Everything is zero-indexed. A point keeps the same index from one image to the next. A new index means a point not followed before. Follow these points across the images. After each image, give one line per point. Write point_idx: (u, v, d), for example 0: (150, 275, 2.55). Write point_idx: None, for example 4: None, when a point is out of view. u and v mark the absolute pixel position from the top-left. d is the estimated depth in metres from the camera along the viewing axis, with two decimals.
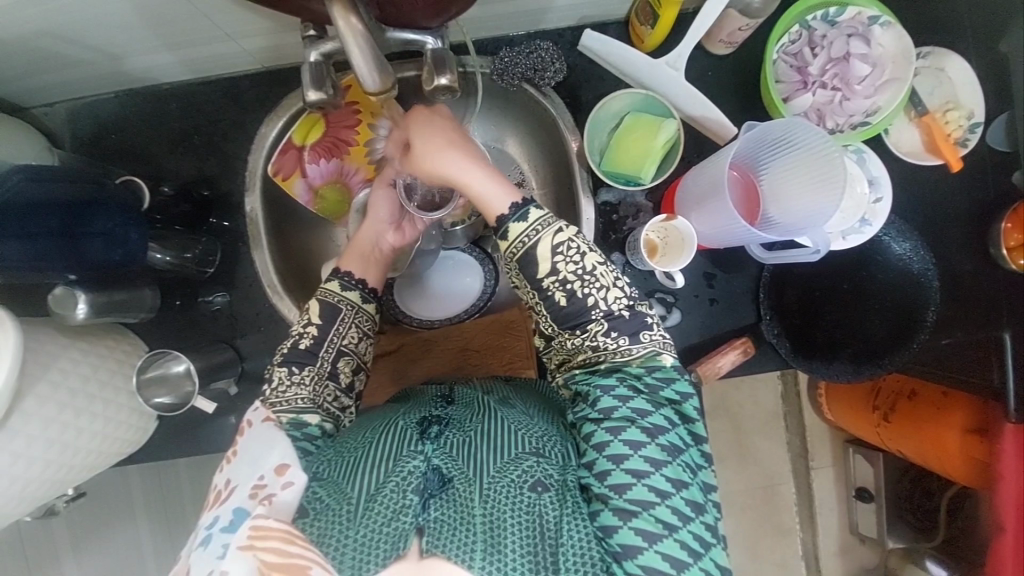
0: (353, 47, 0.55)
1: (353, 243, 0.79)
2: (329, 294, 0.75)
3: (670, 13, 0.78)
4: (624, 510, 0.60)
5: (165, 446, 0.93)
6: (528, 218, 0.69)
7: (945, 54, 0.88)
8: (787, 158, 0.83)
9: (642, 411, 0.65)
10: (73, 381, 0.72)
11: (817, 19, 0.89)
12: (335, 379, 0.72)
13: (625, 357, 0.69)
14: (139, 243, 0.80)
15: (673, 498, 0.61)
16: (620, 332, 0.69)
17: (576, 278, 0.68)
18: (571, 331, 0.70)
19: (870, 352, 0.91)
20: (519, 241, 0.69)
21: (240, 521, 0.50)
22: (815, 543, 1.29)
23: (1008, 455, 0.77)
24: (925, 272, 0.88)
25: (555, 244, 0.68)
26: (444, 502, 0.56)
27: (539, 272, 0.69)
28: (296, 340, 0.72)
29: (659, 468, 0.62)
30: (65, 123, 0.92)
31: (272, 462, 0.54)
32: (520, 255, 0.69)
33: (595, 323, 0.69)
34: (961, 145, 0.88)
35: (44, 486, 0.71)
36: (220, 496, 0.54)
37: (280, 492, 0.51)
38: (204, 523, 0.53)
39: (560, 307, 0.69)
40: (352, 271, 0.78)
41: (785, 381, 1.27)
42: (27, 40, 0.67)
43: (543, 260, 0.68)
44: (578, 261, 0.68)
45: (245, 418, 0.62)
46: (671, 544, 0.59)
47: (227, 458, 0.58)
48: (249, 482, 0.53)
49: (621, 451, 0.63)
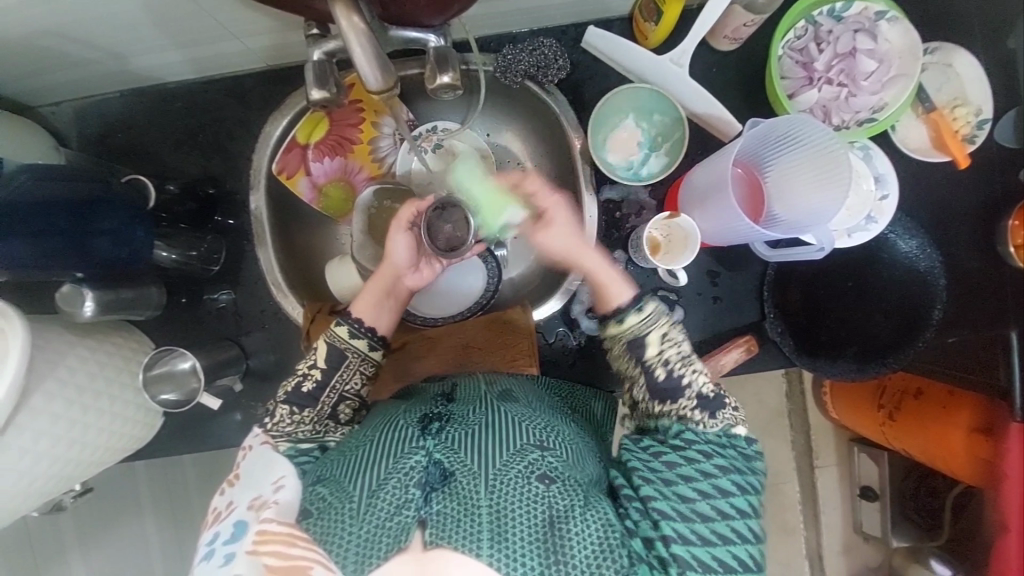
0: (356, 46, 0.56)
1: (370, 283, 0.79)
2: (337, 339, 0.74)
3: (675, 7, 0.77)
4: (686, 513, 0.62)
5: (171, 442, 0.94)
6: (645, 308, 0.71)
7: (954, 50, 0.87)
8: (800, 153, 0.82)
9: (721, 451, 0.66)
10: (79, 378, 0.73)
11: (823, 14, 0.88)
12: (334, 419, 0.74)
13: (700, 425, 0.67)
14: (144, 240, 0.82)
15: (736, 519, 0.63)
16: (705, 407, 0.68)
17: (679, 361, 0.70)
18: (662, 402, 0.70)
19: (874, 350, 0.90)
20: (635, 329, 0.71)
21: (243, 530, 0.54)
22: (820, 542, 1.28)
23: (1012, 455, 0.76)
24: (931, 270, 0.88)
25: (661, 333, 0.71)
26: (447, 496, 0.57)
27: (648, 352, 0.70)
28: (299, 381, 0.72)
29: (727, 495, 0.63)
30: (71, 121, 0.93)
31: (272, 479, 0.58)
32: (631, 339, 0.71)
33: (687, 399, 0.68)
34: (970, 141, 0.87)
35: (51, 481, 0.72)
36: (221, 515, 0.58)
37: (278, 495, 0.55)
38: (204, 539, 0.56)
39: (657, 381, 0.70)
40: (363, 318, 0.76)
41: (790, 380, 1.26)
42: (34, 41, 0.68)
43: (653, 345, 0.70)
44: (678, 346, 0.70)
45: (245, 443, 0.66)
46: (725, 552, 0.61)
47: (227, 480, 0.61)
48: (249, 498, 0.57)
49: (691, 472, 0.64)
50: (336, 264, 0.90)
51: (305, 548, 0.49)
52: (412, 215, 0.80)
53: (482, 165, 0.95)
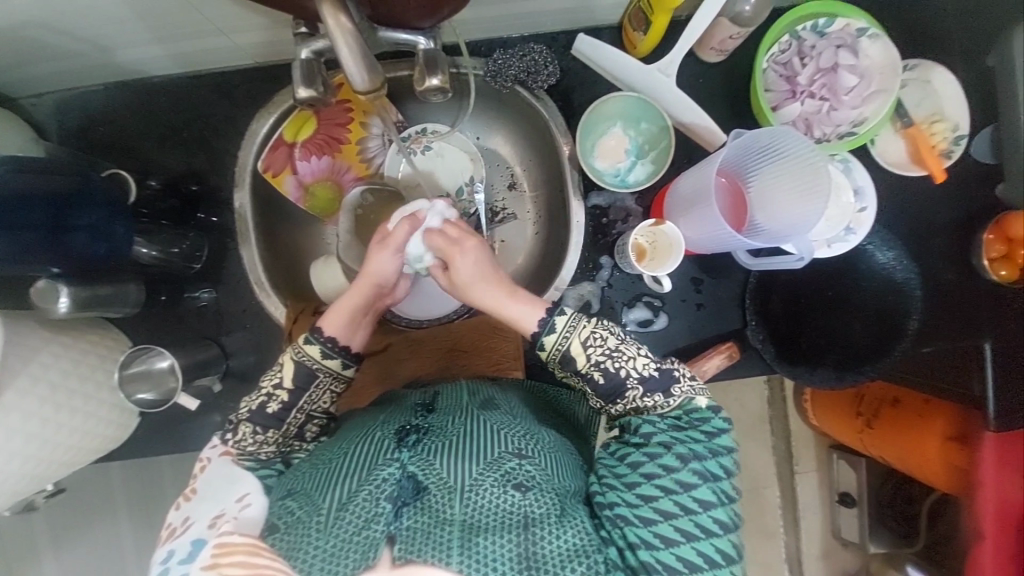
0: (342, 45, 0.56)
1: (343, 300, 0.73)
2: (307, 358, 0.71)
3: (662, 19, 0.78)
4: (647, 516, 0.62)
5: (149, 442, 0.92)
6: (555, 326, 0.70)
7: (931, 67, 0.89)
8: (775, 166, 0.84)
9: (682, 440, 0.66)
10: (53, 375, 0.71)
11: (806, 29, 0.91)
12: (300, 437, 0.74)
13: (657, 410, 0.70)
14: (124, 237, 0.79)
15: (700, 514, 0.63)
16: (654, 390, 0.70)
17: (607, 357, 0.69)
18: (612, 402, 0.71)
19: (853, 360, 0.92)
20: (556, 348, 0.70)
21: (200, 548, 0.58)
22: (798, 547, 1.29)
23: (986, 465, 0.78)
24: (908, 280, 0.90)
25: (585, 339, 0.70)
26: (418, 510, 0.56)
27: (579, 364, 0.70)
28: (263, 401, 0.70)
29: (689, 489, 0.64)
30: (52, 114, 0.91)
31: (232, 497, 0.64)
32: (559, 358, 0.71)
33: (633, 390, 0.70)
34: (946, 156, 0.89)
35: (22, 481, 0.70)
36: (176, 531, 0.62)
37: (241, 513, 0.61)
38: (160, 557, 0.60)
39: (600, 384, 0.70)
40: (336, 334, 0.72)
41: (771, 386, 1.28)
42: (16, 30, 0.66)
43: (580, 355, 0.70)
44: (604, 341, 0.70)
45: (204, 454, 0.71)
46: (687, 549, 0.61)
47: (184, 496, 0.66)
48: (210, 515, 0.62)
49: (654, 469, 0.65)
50: (321, 265, 0.89)
51: (269, 558, 0.53)
52: (405, 234, 0.76)
53: (471, 168, 0.95)
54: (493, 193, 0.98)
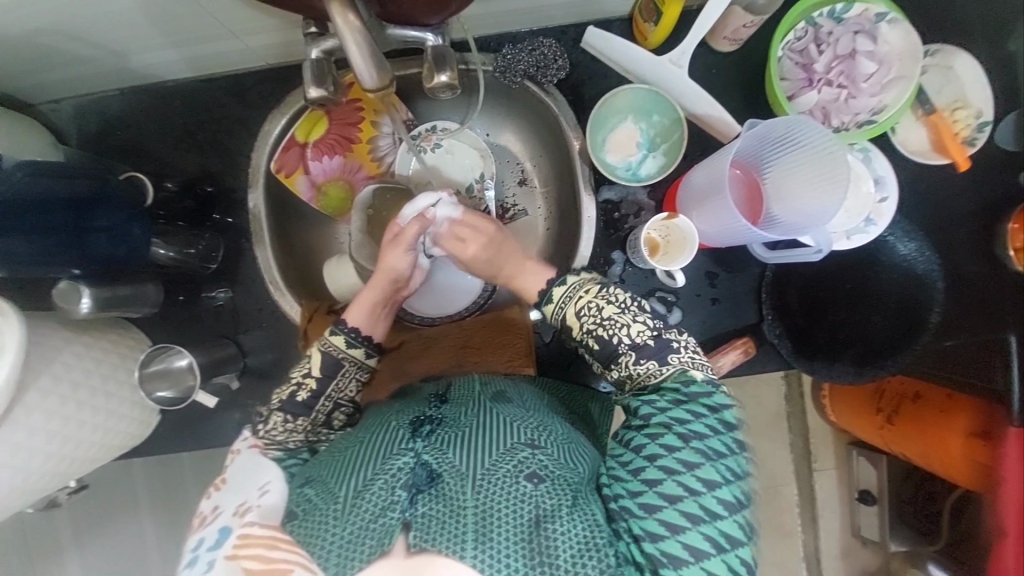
0: (352, 44, 0.56)
1: (361, 294, 0.75)
2: (333, 348, 0.72)
3: (674, 9, 0.77)
4: (651, 504, 0.62)
5: (170, 441, 0.94)
6: (554, 294, 0.74)
7: (954, 53, 0.87)
8: (790, 155, 0.83)
9: (682, 420, 0.66)
10: (76, 374, 0.73)
11: (823, 15, 0.89)
12: (328, 425, 0.75)
13: (654, 379, 0.70)
14: (142, 237, 0.81)
15: (705, 496, 0.62)
16: (648, 357, 0.70)
17: (602, 324, 0.71)
18: (610, 366, 0.72)
19: (872, 354, 0.90)
20: (557, 312, 0.73)
21: (225, 537, 0.60)
22: (818, 546, 1.28)
23: (1010, 460, 0.75)
24: (930, 273, 0.88)
25: (579, 308, 0.72)
26: (432, 497, 0.57)
27: (574, 331, 0.73)
28: (294, 389, 0.72)
29: (693, 469, 0.63)
30: (71, 119, 0.93)
31: (256, 486, 0.65)
32: (559, 322, 0.74)
33: (625, 355, 0.70)
34: (970, 144, 0.87)
35: (46, 478, 0.72)
36: (206, 520, 0.64)
37: (261, 501, 0.62)
38: (189, 545, 0.62)
39: (595, 350, 0.72)
40: (358, 326, 0.74)
41: (789, 382, 1.27)
42: (32, 37, 0.67)
43: (574, 322, 0.72)
44: (599, 308, 0.71)
45: (233, 445, 0.72)
46: (694, 535, 0.61)
47: (215, 484, 0.67)
48: (234, 505, 0.63)
49: (656, 451, 0.64)
50: (335, 265, 0.90)
51: (285, 551, 0.55)
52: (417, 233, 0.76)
53: (480, 165, 0.95)
54: (503, 189, 0.99)
